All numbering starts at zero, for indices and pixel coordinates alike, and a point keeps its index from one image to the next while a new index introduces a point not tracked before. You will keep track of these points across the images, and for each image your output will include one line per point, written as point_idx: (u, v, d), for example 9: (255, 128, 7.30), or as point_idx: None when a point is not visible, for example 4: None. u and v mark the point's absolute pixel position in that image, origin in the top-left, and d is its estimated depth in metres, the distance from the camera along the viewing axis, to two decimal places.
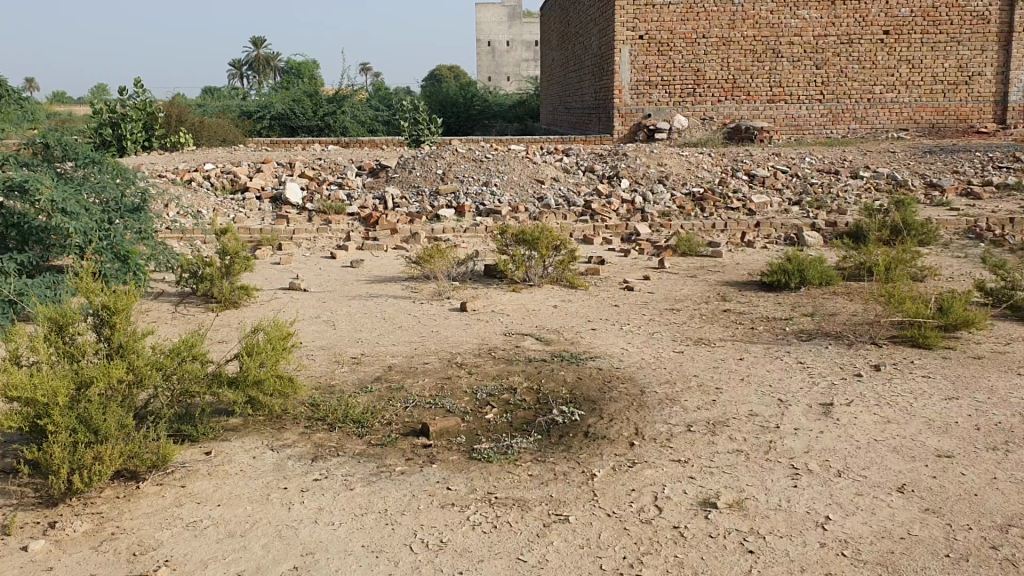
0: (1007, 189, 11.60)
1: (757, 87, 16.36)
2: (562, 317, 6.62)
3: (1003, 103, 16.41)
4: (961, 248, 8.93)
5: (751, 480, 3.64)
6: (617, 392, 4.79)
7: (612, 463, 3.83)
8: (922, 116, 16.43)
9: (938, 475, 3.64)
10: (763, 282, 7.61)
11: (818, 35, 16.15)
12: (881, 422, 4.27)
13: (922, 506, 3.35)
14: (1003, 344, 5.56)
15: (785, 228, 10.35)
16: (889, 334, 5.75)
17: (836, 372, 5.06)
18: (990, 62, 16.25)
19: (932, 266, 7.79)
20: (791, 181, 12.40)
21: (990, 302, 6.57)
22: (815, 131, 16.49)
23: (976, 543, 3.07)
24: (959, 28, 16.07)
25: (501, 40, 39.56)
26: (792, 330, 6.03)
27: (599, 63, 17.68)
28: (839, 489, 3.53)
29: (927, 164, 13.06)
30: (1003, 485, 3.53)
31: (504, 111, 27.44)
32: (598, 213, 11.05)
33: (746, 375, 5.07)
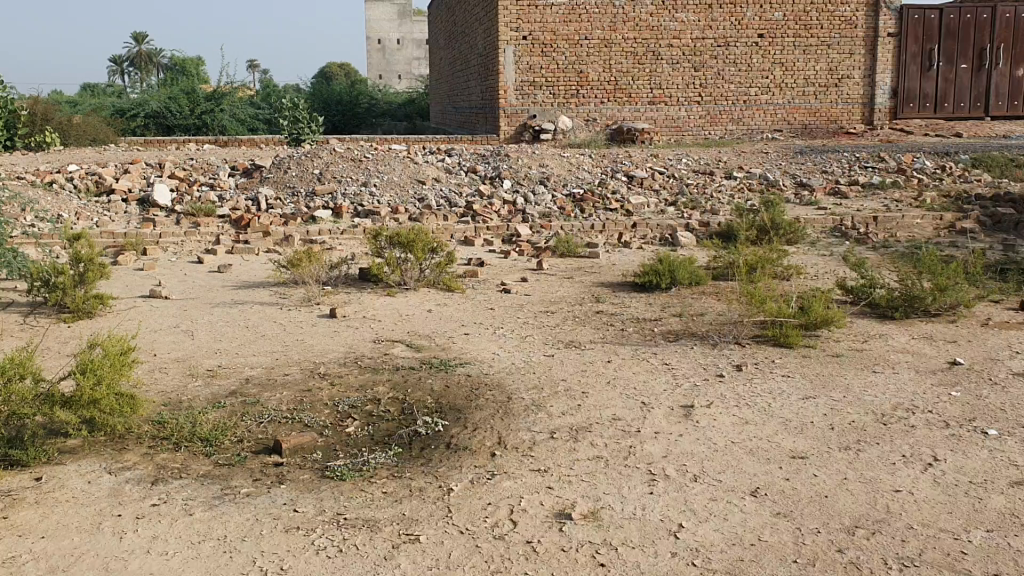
0: (872, 188, 12.01)
1: (638, 88, 16.55)
2: (434, 322, 6.47)
3: (870, 105, 17.06)
4: (826, 247, 9.19)
5: (609, 488, 3.59)
6: (483, 400, 4.68)
7: (471, 476, 3.72)
8: (795, 117, 16.93)
9: (792, 476, 3.66)
10: (636, 283, 7.65)
11: (696, 37, 16.47)
12: (739, 423, 4.29)
13: (773, 510, 3.36)
14: (861, 342, 5.69)
15: (662, 228, 10.45)
16: (754, 334, 5.82)
17: (700, 373, 5.08)
18: (858, 65, 16.86)
19: (798, 266, 7.98)
20: (668, 182, 12.57)
21: (850, 301, 6.76)
22: (694, 132, 16.78)
23: (823, 546, 3.09)
24: (829, 32, 16.64)
25: (391, 38, 39.12)
26: (661, 331, 6.06)
27: (484, 63, 17.63)
28: (694, 494, 3.51)
29: (797, 164, 13.44)
30: (853, 486, 3.58)
31: (393, 110, 27.14)
32: (479, 213, 10.97)
33: (613, 378, 5.04)
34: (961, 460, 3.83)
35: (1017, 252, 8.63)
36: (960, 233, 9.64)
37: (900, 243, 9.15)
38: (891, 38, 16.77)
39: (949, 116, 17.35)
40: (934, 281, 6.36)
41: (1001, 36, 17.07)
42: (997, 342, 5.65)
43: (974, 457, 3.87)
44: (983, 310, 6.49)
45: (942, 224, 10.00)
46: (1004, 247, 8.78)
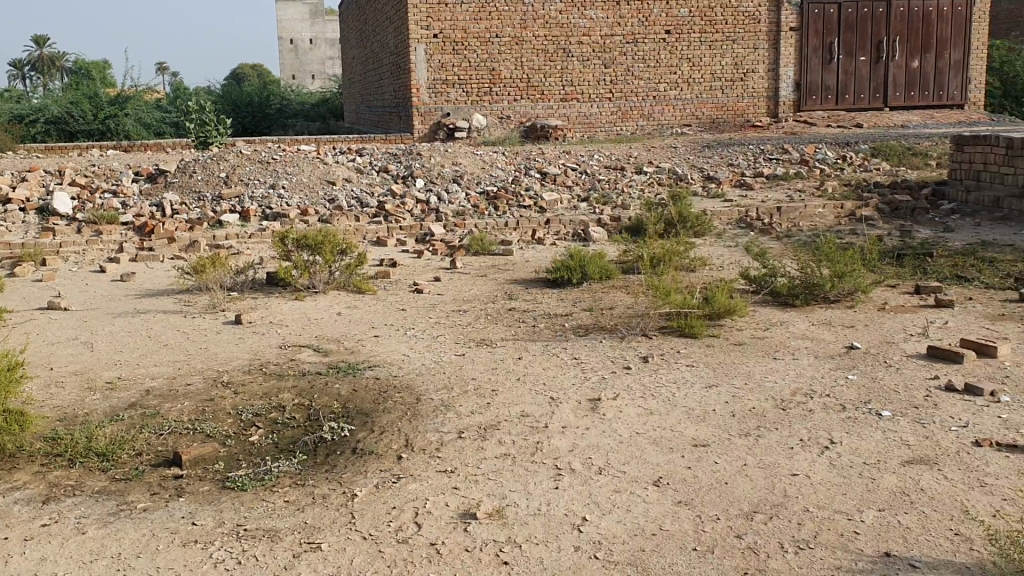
0: (775, 179, 12.28)
1: (550, 86, 16.64)
2: (343, 324, 6.39)
3: (775, 99, 17.49)
4: (732, 239, 9.38)
5: (514, 485, 3.59)
6: (391, 402, 4.63)
7: (376, 480, 3.68)
8: (703, 112, 17.26)
9: (694, 464, 3.74)
10: (547, 280, 7.69)
11: (605, 35, 16.62)
12: (645, 414, 4.35)
13: (675, 499, 3.44)
14: (763, 330, 5.82)
15: (575, 224, 10.51)
16: (659, 326, 5.90)
17: (607, 366, 5.13)
18: (761, 60, 17.27)
19: (704, 257, 8.14)
20: (580, 178, 12.65)
21: (754, 290, 6.91)
22: (606, 129, 16.96)
23: (722, 533, 3.17)
24: (733, 28, 17.02)
25: (303, 38, 38.50)
26: (570, 326, 6.10)
27: (396, 63, 17.50)
28: (599, 487, 3.55)
29: (705, 158, 13.68)
30: (752, 472, 3.66)
31: (306, 110, 26.72)
32: (390, 213, 10.88)
33: (523, 375, 5.04)
34: (856, 442, 3.95)
35: (912, 237, 8.94)
36: (859, 220, 9.93)
37: (803, 232, 9.38)
38: (793, 32, 17.22)
39: (850, 107, 17.75)
40: (831, 269, 6.55)
41: (897, 30, 17.50)
42: (892, 326, 5.84)
43: (869, 438, 3.99)
44: (880, 295, 6.70)
45: (843, 213, 10.29)
46: (901, 233, 9.08)
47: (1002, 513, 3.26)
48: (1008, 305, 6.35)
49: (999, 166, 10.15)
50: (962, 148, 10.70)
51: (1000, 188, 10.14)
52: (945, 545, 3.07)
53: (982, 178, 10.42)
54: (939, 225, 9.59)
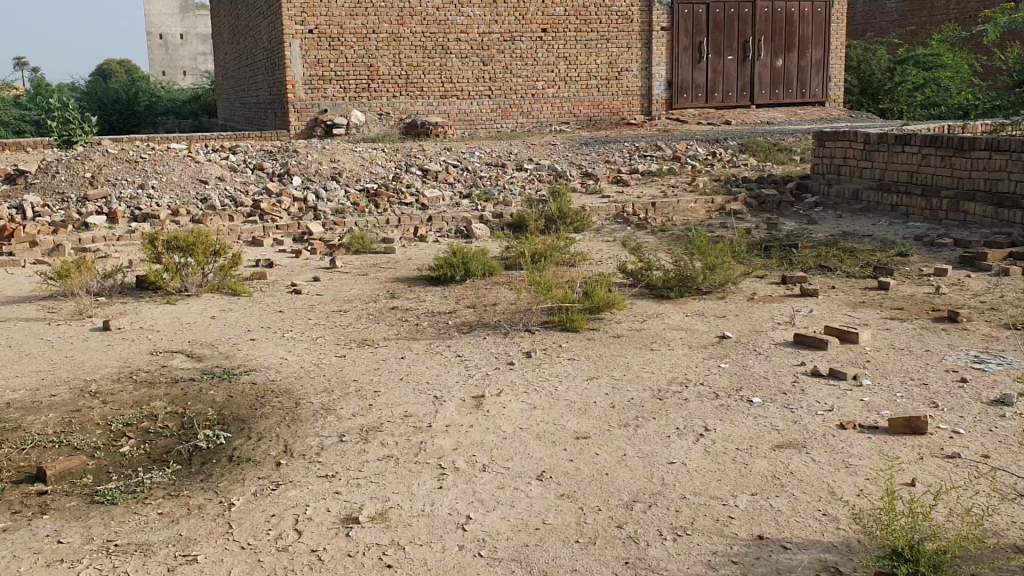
0: (651, 175, 12.57)
1: (429, 82, 16.58)
2: (219, 328, 6.21)
3: (649, 97, 17.88)
4: (610, 233, 9.56)
5: (398, 487, 3.56)
6: (269, 407, 4.52)
7: (254, 488, 3.59)
8: (580, 109, 17.51)
9: (576, 457, 3.79)
10: (430, 277, 7.65)
11: (483, 32, 16.66)
12: (528, 408, 4.38)
13: (558, 492, 3.48)
14: (640, 322, 5.95)
15: (456, 221, 10.49)
16: (541, 321, 5.95)
17: (490, 363, 5.14)
18: (635, 59, 17.65)
19: (584, 252, 8.27)
20: (462, 175, 12.64)
21: (631, 283, 7.05)
22: (487, 125, 17.02)
23: (603, 524, 3.23)
24: (608, 27, 17.34)
25: (173, 33, 37.22)
26: (453, 323, 6.08)
27: (270, 59, 17.11)
28: (482, 485, 3.55)
29: (583, 155, 13.88)
30: (632, 462, 3.74)
31: (177, 107, 25.86)
32: (267, 212, 10.62)
33: (405, 374, 5.00)
34: (730, 429, 4.07)
35: (779, 230, 9.30)
36: (729, 214, 10.26)
37: (677, 226, 9.63)
38: (665, 32, 17.65)
39: (720, 105, 18.29)
40: (704, 261, 6.75)
41: (762, 29, 18.14)
42: (762, 315, 6.05)
43: (742, 425, 4.13)
44: (750, 285, 6.94)
45: (714, 207, 10.61)
46: (768, 226, 9.42)
47: (864, 492, 3.42)
48: (868, 293, 6.68)
49: (857, 160, 10.65)
50: (824, 144, 11.18)
51: (858, 181, 10.64)
52: (814, 526, 3.20)
53: (842, 172, 10.91)
54: (803, 218, 10.00)
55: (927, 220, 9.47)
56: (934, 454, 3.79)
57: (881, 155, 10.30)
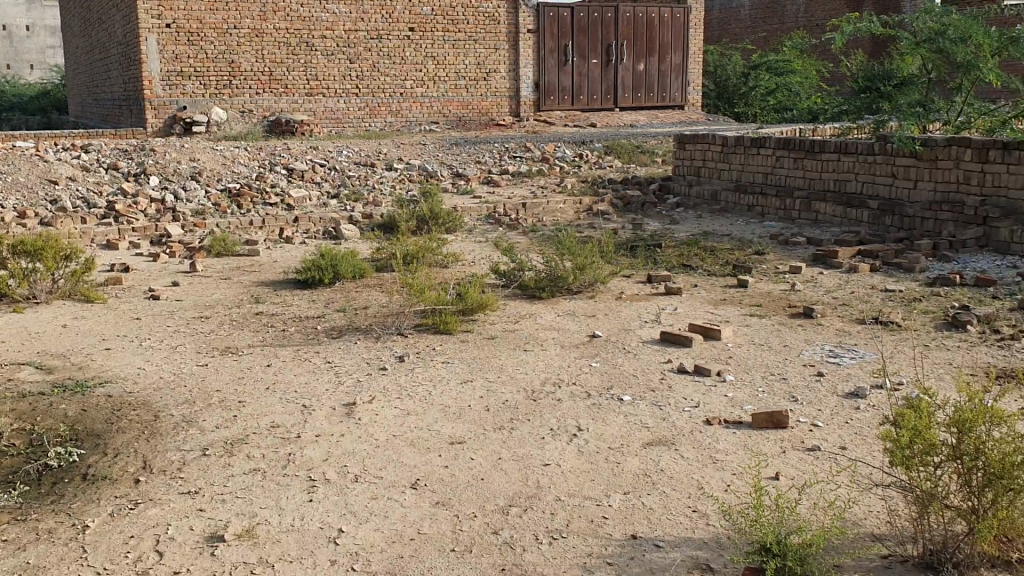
0: (520, 176, 12.65)
1: (293, 79, 16.20)
2: (71, 338, 5.87)
3: (517, 98, 18.01)
4: (482, 234, 9.55)
5: (266, 501, 3.43)
6: (126, 421, 4.29)
7: (111, 508, 3.39)
8: (449, 109, 17.49)
9: (451, 463, 3.74)
10: (297, 280, 7.45)
11: (349, 29, 16.41)
12: (401, 415, 4.30)
13: (433, 501, 3.42)
14: (513, 323, 5.95)
15: (324, 222, 10.28)
16: (414, 324, 5.88)
17: (361, 368, 5.03)
18: (502, 60, 17.77)
19: (456, 253, 8.24)
20: (329, 174, 12.39)
21: (503, 284, 7.06)
22: (354, 124, 16.77)
23: (479, 531, 3.20)
24: (475, 27, 17.38)
25: (19, 24, 35.15)
26: (322, 328, 5.94)
27: (125, 53, 16.35)
28: (355, 496, 3.46)
29: (453, 155, 13.86)
30: (508, 466, 3.72)
31: (23, 103, 24.45)
32: (122, 214, 10.14)
33: (271, 383, 4.83)
34: (602, 428, 4.11)
35: (644, 230, 9.51)
36: (596, 215, 10.42)
37: (547, 227, 9.72)
38: (531, 34, 17.82)
39: (585, 108, 18.56)
40: (574, 261, 6.82)
41: (625, 33, 18.51)
42: (630, 314, 6.16)
43: (613, 424, 4.17)
44: (617, 285, 7.05)
45: (583, 207, 10.76)
46: (634, 226, 9.61)
47: (732, 488, 3.50)
48: (729, 291, 6.88)
49: (716, 162, 10.99)
50: (685, 146, 11.49)
51: (717, 182, 10.98)
52: (685, 522, 3.25)
53: (701, 173, 11.23)
54: (667, 218, 10.25)
55: (781, 219, 9.85)
56: (795, 447, 3.92)
57: (739, 157, 10.66)
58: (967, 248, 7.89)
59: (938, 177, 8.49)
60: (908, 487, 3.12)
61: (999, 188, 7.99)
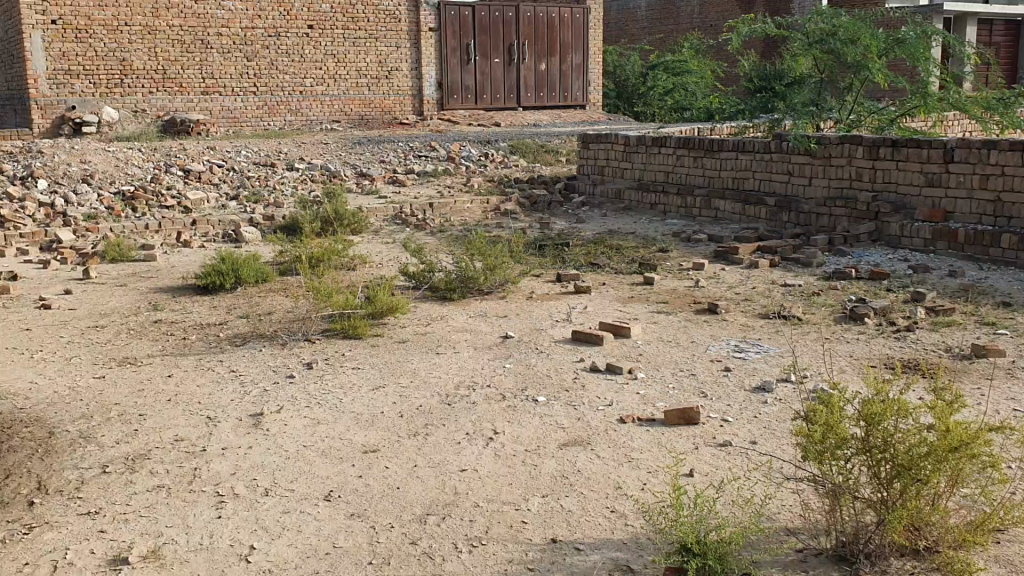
0: (425, 175, 12.55)
1: (189, 78, 15.73)
2: None
3: (419, 97, 17.89)
4: (388, 235, 9.43)
5: (172, 519, 3.29)
6: (18, 440, 4.06)
7: (4, 534, 3.20)
8: (351, 108, 17.25)
9: (364, 473, 3.66)
10: (197, 286, 7.21)
11: (246, 27, 16.03)
12: (310, 424, 4.19)
13: (347, 512, 3.34)
14: (423, 326, 5.87)
15: (223, 225, 9.99)
16: (321, 329, 5.75)
17: (268, 377, 4.88)
18: (404, 58, 17.63)
19: (363, 256, 8.11)
20: (228, 176, 12.05)
21: (412, 286, 6.96)
22: (253, 123, 16.35)
23: (397, 541, 3.14)
24: (376, 26, 17.22)
25: None
26: (226, 335, 5.75)
27: (7, 50, 15.60)
28: (266, 511, 3.35)
29: (355, 155, 13.66)
30: (423, 473, 3.66)
31: None
32: (8, 220, 9.63)
33: (174, 394, 4.65)
34: (517, 430, 4.08)
35: (551, 229, 9.53)
36: (503, 214, 10.40)
37: (454, 227, 9.66)
38: (432, 33, 17.74)
39: (488, 106, 18.48)
40: (483, 261, 6.78)
41: (526, 33, 18.56)
42: (541, 313, 6.15)
43: (528, 426, 4.14)
44: (527, 285, 7.04)
45: (490, 207, 10.73)
46: (541, 225, 9.62)
47: (649, 487, 3.51)
48: (637, 289, 6.94)
49: (619, 161, 11.10)
50: (588, 145, 11.57)
51: (621, 181, 11.08)
52: (604, 524, 3.25)
53: (605, 172, 11.33)
54: (573, 217, 10.30)
55: (683, 217, 10.01)
56: (708, 443, 3.97)
57: (641, 156, 10.79)
58: (860, 242, 8.15)
59: (832, 174, 8.75)
60: (820, 480, 3.18)
61: (889, 185, 8.29)
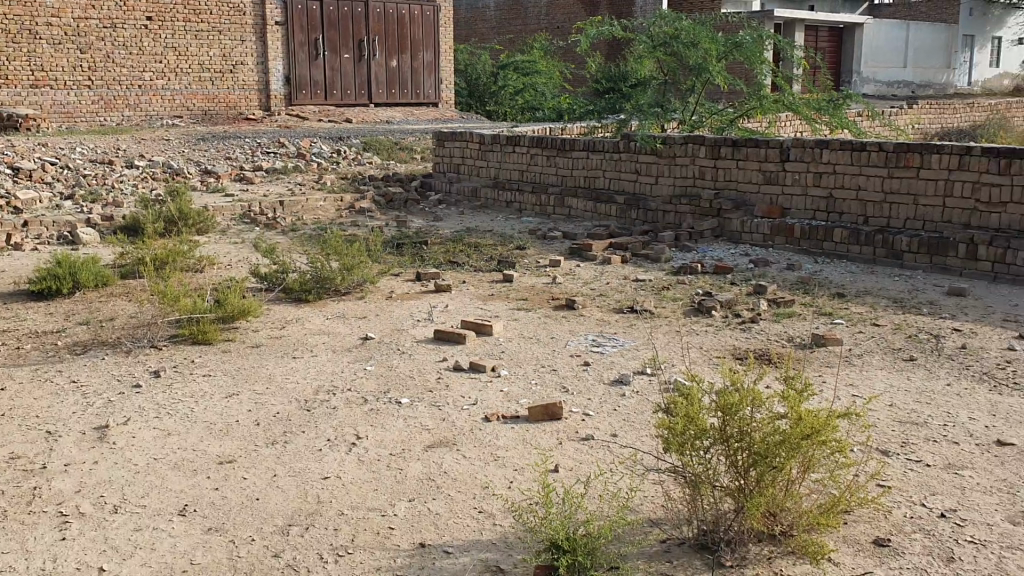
0: (275, 173, 12.20)
1: (15, 70, 14.77)
2: None
3: (266, 92, 17.41)
4: (237, 235, 9.12)
5: (10, 545, 3.05)
6: None
7: None
8: (194, 103, 16.63)
9: (221, 485, 3.50)
10: (29, 291, 6.75)
11: (78, 17, 15.19)
12: (160, 436, 3.98)
13: (204, 527, 3.19)
14: (277, 329, 5.68)
15: (58, 226, 9.41)
16: (169, 334, 5.48)
17: (111, 387, 4.61)
18: (249, 52, 17.12)
19: (210, 257, 7.79)
20: (62, 174, 11.36)
21: (265, 288, 6.74)
22: (87, 119, 15.50)
23: (258, 554, 3.01)
24: (219, 18, 16.65)
25: None
26: (64, 344, 5.41)
27: None
28: (115, 529, 3.16)
29: (200, 151, 13.13)
30: (284, 482, 3.53)
31: None
32: None
33: (8, 409, 4.32)
34: (380, 434, 4.00)
35: (407, 227, 9.44)
36: (357, 213, 10.22)
37: (306, 226, 9.43)
38: (278, 27, 17.27)
39: (338, 102, 18.14)
40: (339, 261, 6.62)
41: (375, 29, 18.32)
42: (400, 313, 6.07)
43: (391, 429, 4.07)
44: (385, 284, 6.94)
45: (343, 205, 10.53)
46: (396, 224, 9.51)
47: (516, 485, 3.51)
48: (495, 286, 6.95)
49: (474, 159, 11.11)
50: (443, 143, 11.53)
51: (476, 180, 11.10)
52: (472, 525, 3.22)
53: (460, 170, 11.33)
54: (429, 215, 10.23)
55: (538, 215, 10.12)
56: (571, 437, 4.01)
57: (495, 155, 10.84)
58: (704, 238, 8.45)
59: (678, 173, 9.03)
60: (681, 472, 3.25)
61: (730, 183, 8.62)
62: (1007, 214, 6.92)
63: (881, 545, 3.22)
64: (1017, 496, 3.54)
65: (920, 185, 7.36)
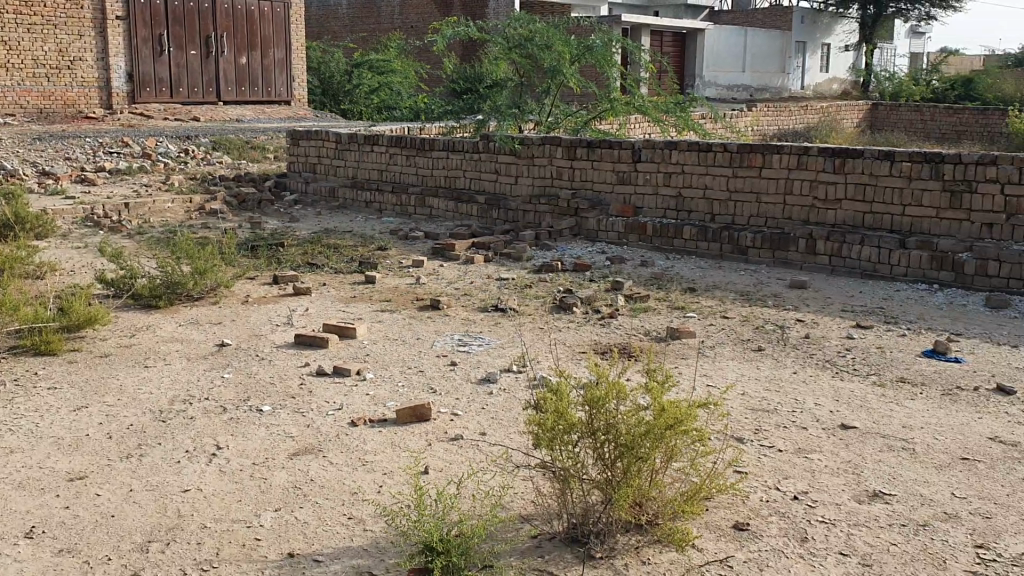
0: (119, 173, 11.65)
1: None
2: None
3: (107, 89, 16.58)
4: (80, 239, 8.65)
5: None
6: None
7: None
8: (27, 101, 15.74)
9: (72, 503, 3.32)
10: None
11: None
12: (2, 454, 3.73)
13: (55, 549, 3.01)
14: (127, 338, 5.43)
15: None
16: (8, 346, 5.15)
17: None
18: (88, 47, 16.31)
19: (51, 262, 7.36)
20: None
21: (112, 294, 6.42)
22: None
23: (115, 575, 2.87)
24: (53, 11, 15.82)
25: None
26: None
27: None
28: None
29: (35, 151, 12.40)
30: (140, 497, 3.38)
31: None
32: None
33: None
34: (241, 444, 3.88)
35: (262, 228, 9.20)
36: (209, 214, 9.89)
37: (155, 228, 9.05)
38: (120, 21, 16.49)
39: (185, 100, 17.47)
40: (192, 265, 6.38)
41: (223, 25, 17.77)
42: (258, 318, 5.91)
43: (253, 437, 3.95)
44: (241, 288, 6.73)
45: (193, 207, 10.16)
46: (251, 225, 9.24)
47: (387, 489, 3.47)
48: (357, 288, 6.86)
49: (331, 159, 10.93)
50: (298, 142, 11.30)
51: (333, 180, 10.92)
52: (342, 531, 3.17)
53: (317, 169, 11.12)
54: (285, 216, 9.99)
55: (398, 215, 10.05)
56: (440, 438, 4.00)
57: (352, 154, 10.70)
58: (563, 237, 8.58)
59: (535, 173, 9.14)
60: (550, 467, 3.29)
61: (586, 183, 8.79)
62: (843, 210, 7.34)
63: (741, 530, 3.35)
64: (861, 476, 3.76)
65: (763, 184, 7.70)
